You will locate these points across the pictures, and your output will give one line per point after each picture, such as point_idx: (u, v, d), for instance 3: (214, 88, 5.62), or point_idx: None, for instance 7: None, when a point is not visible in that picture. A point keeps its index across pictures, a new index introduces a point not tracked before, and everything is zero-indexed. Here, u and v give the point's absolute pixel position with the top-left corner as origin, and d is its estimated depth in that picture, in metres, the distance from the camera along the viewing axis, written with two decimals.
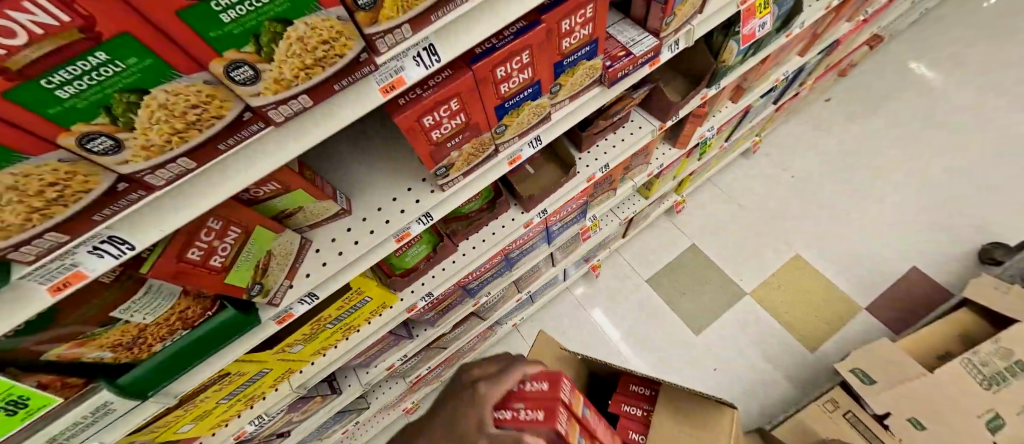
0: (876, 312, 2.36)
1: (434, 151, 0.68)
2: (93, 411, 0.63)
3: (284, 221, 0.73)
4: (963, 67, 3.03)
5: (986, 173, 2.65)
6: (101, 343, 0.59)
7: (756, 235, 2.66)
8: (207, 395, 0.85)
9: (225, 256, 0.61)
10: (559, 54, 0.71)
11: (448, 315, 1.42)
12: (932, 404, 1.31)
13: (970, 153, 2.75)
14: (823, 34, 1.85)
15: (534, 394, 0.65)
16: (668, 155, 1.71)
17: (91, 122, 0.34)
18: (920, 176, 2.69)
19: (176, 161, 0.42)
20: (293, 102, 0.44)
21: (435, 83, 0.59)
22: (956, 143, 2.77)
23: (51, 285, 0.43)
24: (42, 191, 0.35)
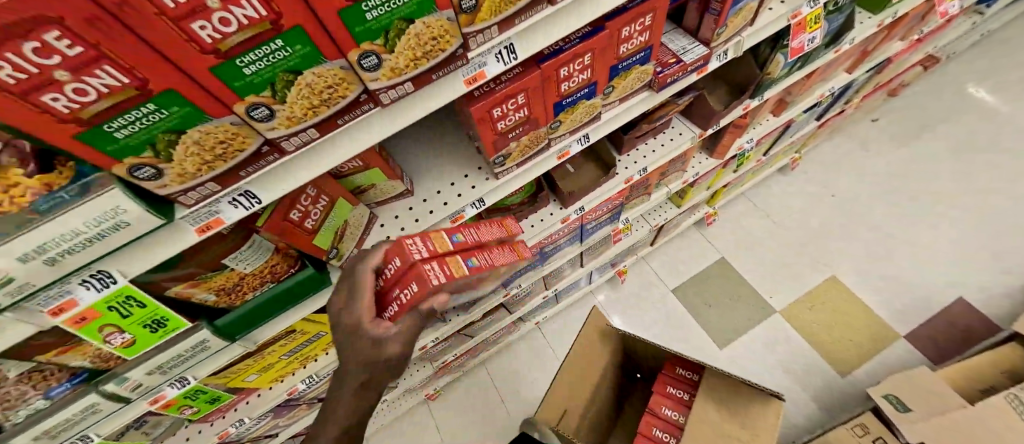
0: (915, 340, 2.29)
1: (497, 141, 0.75)
2: (193, 346, 0.74)
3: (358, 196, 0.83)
4: None
5: None
6: (210, 286, 0.69)
7: (797, 255, 2.61)
8: (274, 348, 0.95)
9: (316, 220, 0.70)
10: (616, 59, 0.78)
11: (479, 303, 1.48)
12: (974, 438, 1.28)
13: None
14: (873, 52, 1.83)
15: (394, 274, 0.62)
16: (704, 164, 1.74)
17: (259, 95, 0.43)
18: (986, 205, 2.60)
19: (306, 131, 0.51)
20: (399, 87, 0.53)
21: (507, 78, 0.67)
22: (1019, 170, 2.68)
23: (197, 226, 0.54)
24: (214, 146, 0.45)
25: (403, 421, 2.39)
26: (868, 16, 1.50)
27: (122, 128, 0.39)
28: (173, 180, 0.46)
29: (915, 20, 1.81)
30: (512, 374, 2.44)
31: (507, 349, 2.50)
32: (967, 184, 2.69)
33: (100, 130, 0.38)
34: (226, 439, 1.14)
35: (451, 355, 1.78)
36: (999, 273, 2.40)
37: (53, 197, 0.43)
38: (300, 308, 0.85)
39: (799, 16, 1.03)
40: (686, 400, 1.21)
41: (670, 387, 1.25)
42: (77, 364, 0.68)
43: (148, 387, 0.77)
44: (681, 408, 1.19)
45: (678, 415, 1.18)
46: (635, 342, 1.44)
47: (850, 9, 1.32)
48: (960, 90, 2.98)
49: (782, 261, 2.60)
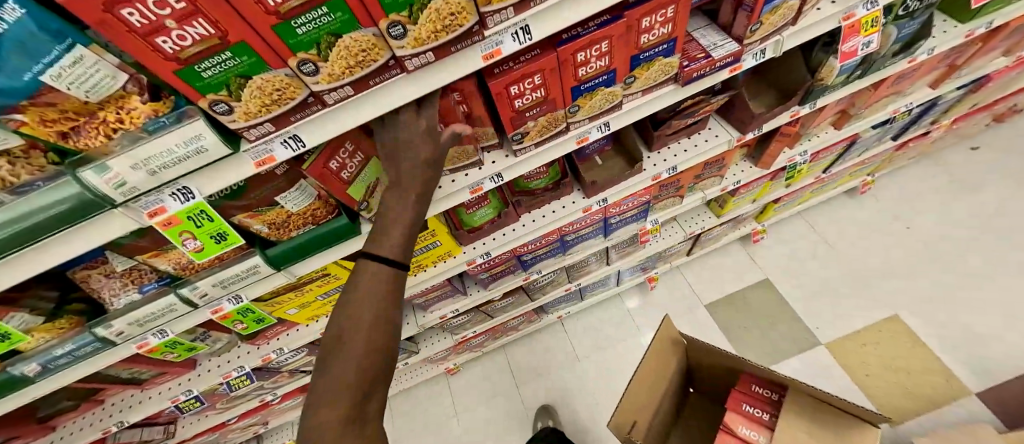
0: (991, 401, 1.98)
1: (514, 118, 0.84)
2: (247, 269, 0.89)
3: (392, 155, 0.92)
4: None
5: None
6: (263, 219, 0.83)
7: (852, 284, 2.41)
8: (311, 286, 1.09)
9: (352, 172, 0.82)
10: (637, 48, 0.82)
11: (500, 281, 1.57)
12: None
13: None
14: (964, 67, 1.61)
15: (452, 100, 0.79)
16: (747, 173, 1.68)
17: (306, 52, 0.54)
18: None
19: (343, 88, 0.61)
20: (422, 56, 0.62)
21: (526, 59, 0.74)
22: None
23: (256, 161, 0.67)
24: (272, 92, 0.57)
25: (426, 391, 2.56)
26: (954, 25, 1.35)
27: (208, 69, 0.51)
28: (238, 117, 0.59)
29: (1020, 34, 1.58)
30: (531, 362, 2.51)
31: (528, 338, 2.56)
32: None
33: (192, 70, 0.50)
34: (269, 364, 1.33)
35: (471, 330, 1.90)
36: None
37: (157, 122, 0.57)
38: (330, 254, 0.98)
39: (851, 18, 0.97)
40: (766, 419, 1.33)
41: (745, 405, 1.36)
42: (164, 267, 0.86)
43: (211, 298, 0.93)
44: (761, 428, 1.31)
45: (756, 434, 1.30)
46: (704, 354, 1.51)
47: (928, 14, 1.19)
48: None
49: (834, 290, 2.41)
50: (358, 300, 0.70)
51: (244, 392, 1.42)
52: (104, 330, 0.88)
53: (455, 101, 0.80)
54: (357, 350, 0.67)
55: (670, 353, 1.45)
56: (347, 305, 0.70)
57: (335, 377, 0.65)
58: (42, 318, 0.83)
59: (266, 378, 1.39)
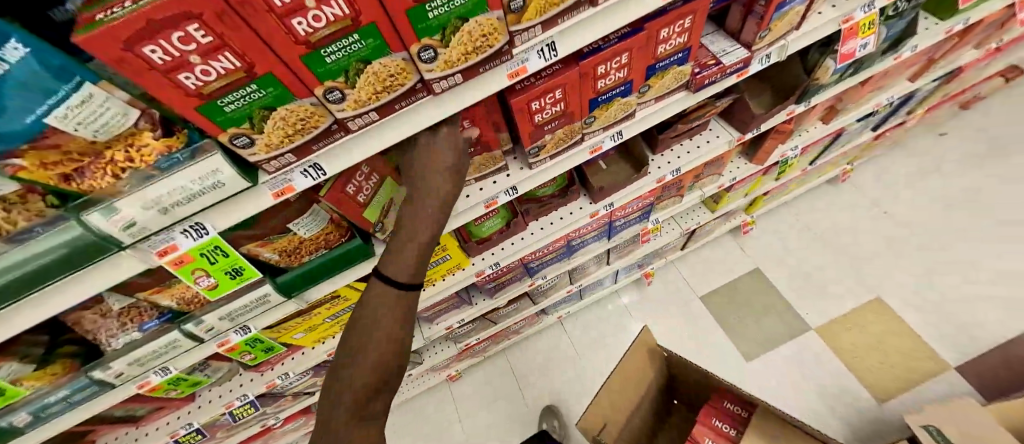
0: (968, 374, 2.10)
1: (534, 132, 0.83)
2: (256, 299, 0.85)
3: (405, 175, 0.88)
4: None
5: None
6: (275, 247, 0.79)
7: (837, 269, 2.49)
8: (321, 310, 1.06)
9: (368, 195, 0.80)
10: (654, 58, 0.81)
11: (505, 289, 1.57)
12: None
13: None
14: (941, 61, 1.69)
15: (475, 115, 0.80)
16: (743, 169, 1.72)
17: (334, 80, 0.51)
18: None
19: (369, 114, 0.59)
20: (450, 78, 0.59)
21: (547, 74, 0.73)
22: None
23: (274, 191, 0.63)
24: (295, 122, 0.54)
25: (427, 400, 2.53)
26: (935, 22, 1.41)
27: (231, 103, 0.48)
28: (259, 149, 0.55)
29: (991, 28, 1.66)
30: (532, 364, 2.51)
31: (527, 339, 2.56)
32: None
33: (215, 104, 0.47)
34: (273, 389, 1.29)
35: (475, 337, 1.89)
36: None
37: (171, 158, 0.53)
38: (342, 277, 0.94)
39: (850, 21, 1.00)
40: (730, 434, 1.30)
41: (713, 419, 1.33)
42: (166, 303, 0.81)
43: (218, 331, 0.89)
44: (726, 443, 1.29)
45: None
46: (680, 366, 1.47)
47: (915, 14, 1.23)
48: None
49: (820, 276, 2.49)
50: (383, 305, 0.71)
51: (246, 420, 1.36)
52: (101, 373, 0.82)
53: (480, 113, 0.80)
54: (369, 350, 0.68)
55: (649, 364, 1.41)
56: (371, 313, 0.71)
57: (355, 379, 0.67)
58: (32, 366, 0.76)
59: (270, 403, 1.34)
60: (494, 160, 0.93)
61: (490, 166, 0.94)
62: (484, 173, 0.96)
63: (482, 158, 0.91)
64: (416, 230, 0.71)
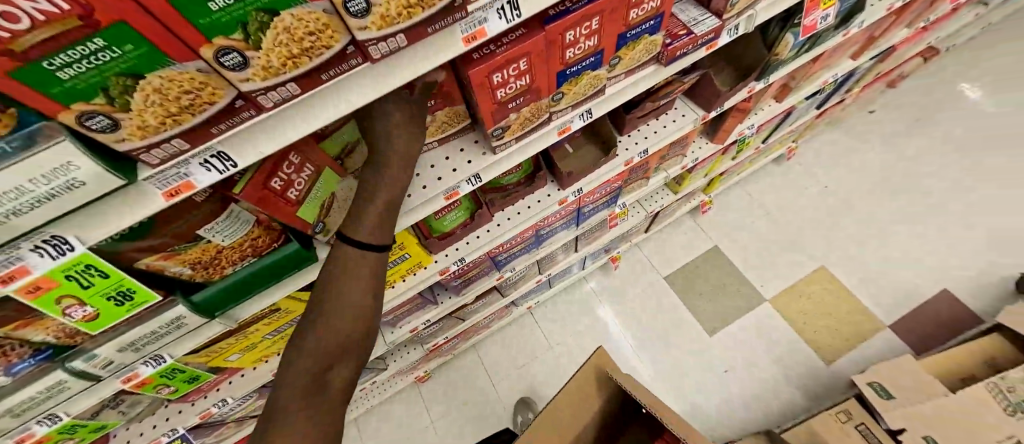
0: (900, 331, 2.26)
1: (496, 110, 0.73)
2: (168, 323, 0.69)
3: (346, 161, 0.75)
4: None
5: None
6: (184, 260, 0.63)
7: (789, 242, 2.57)
8: (258, 326, 0.93)
9: (300, 190, 0.66)
10: (626, 26, 0.73)
11: (473, 285, 1.49)
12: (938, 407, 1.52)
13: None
14: (880, 38, 1.74)
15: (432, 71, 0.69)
16: (704, 149, 1.73)
17: (229, 37, 0.38)
18: (988, 190, 2.53)
19: (286, 85, 0.46)
20: (391, 39, 0.48)
21: (509, 40, 0.63)
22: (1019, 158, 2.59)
23: (165, 191, 0.49)
24: (179, 96, 0.40)
25: (394, 405, 2.40)
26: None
27: (66, 67, 0.32)
28: (131, 135, 0.41)
29: (923, 6, 1.73)
30: (502, 358, 2.43)
31: (496, 332, 2.49)
32: (970, 171, 2.60)
33: (39, 68, 0.31)
34: (209, 418, 1.14)
35: (442, 337, 1.78)
36: (995, 257, 2.35)
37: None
38: (278, 286, 0.81)
39: None
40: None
41: None
42: (40, 339, 0.63)
43: (120, 365, 0.73)
44: None
45: None
46: None
47: None
48: (968, 74, 2.87)
49: (772, 249, 2.56)
50: (353, 271, 0.63)
51: None
52: None
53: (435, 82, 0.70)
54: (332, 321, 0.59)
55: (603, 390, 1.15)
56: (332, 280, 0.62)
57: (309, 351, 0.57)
58: None
59: (207, 433, 1.18)
60: (458, 116, 0.83)
61: (455, 124, 0.84)
62: (446, 135, 0.87)
63: (445, 114, 0.80)
64: (362, 223, 0.64)
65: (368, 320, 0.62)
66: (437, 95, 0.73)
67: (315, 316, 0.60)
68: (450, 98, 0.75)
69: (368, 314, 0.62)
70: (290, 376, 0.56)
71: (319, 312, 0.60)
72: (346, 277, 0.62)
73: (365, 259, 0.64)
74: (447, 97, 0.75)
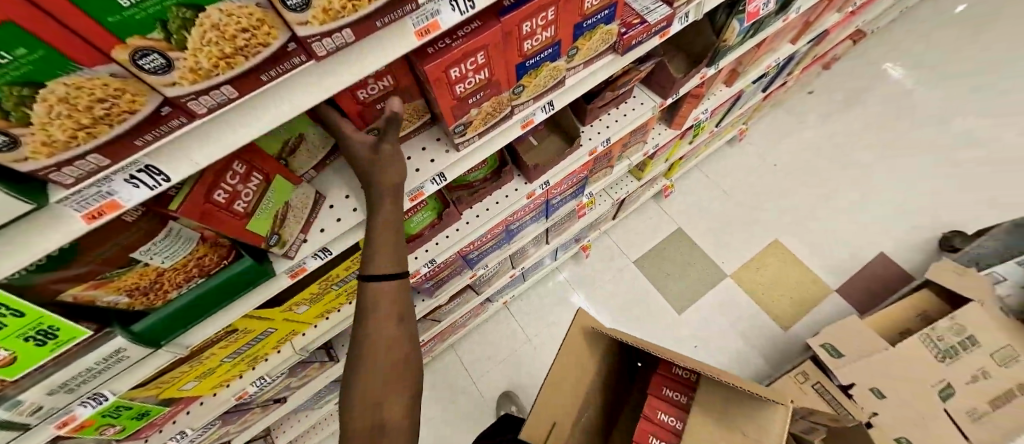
0: (846, 294, 2.44)
1: (456, 106, 0.70)
2: (106, 357, 0.62)
3: (288, 160, 0.72)
4: (946, 53, 3.06)
5: (967, 155, 2.74)
6: (117, 287, 0.57)
7: (744, 219, 2.70)
8: (214, 350, 0.87)
9: (248, 202, 0.61)
10: (581, 15, 0.72)
11: (445, 286, 1.49)
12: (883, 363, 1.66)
13: (954, 144, 2.79)
14: (815, 23, 1.85)
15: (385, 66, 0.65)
16: (663, 135, 1.78)
17: (147, 36, 0.33)
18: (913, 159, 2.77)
19: (221, 88, 0.41)
20: (336, 35, 0.44)
21: (465, 33, 0.60)
22: (939, 127, 2.84)
23: (85, 213, 0.43)
24: (93, 106, 0.35)
25: None
26: None
27: None
28: (35, 153, 0.35)
29: None
30: (481, 355, 2.42)
31: (472, 331, 2.47)
32: (899, 143, 2.82)
33: None
34: None
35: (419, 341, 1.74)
36: (923, 219, 2.57)
37: None
38: (233, 307, 0.76)
39: None
40: (679, 430, 0.96)
41: (665, 389, 1.03)
42: None
43: (52, 408, 0.65)
44: (679, 413, 0.98)
45: (676, 421, 0.97)
46: None
47: None
48: (893, 53, 3.10)
49: (730, 227, 2.69)
50: (380, 303, 0.68)
51: None
52: None
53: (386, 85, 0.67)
54: (375, 355, 0.64)
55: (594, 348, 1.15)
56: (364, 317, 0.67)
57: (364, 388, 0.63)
58: None
59: None
60: (418, 112, 0.80)
61: (416, 119, 0.81)
62: (407, 131, 0.84)
63: (404, 111, 0.77)
64: (372, 257, 0.69)
65: (406, 342, 0.68)
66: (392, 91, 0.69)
67: (355, 360, 0.65)
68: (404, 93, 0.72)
69: (404, 337, 0.68)
70: (354, 409, 0.63)
71: (358, 349, 0.65)
72: (377, 311, 0.67)
73: (390, 290, 0.69)
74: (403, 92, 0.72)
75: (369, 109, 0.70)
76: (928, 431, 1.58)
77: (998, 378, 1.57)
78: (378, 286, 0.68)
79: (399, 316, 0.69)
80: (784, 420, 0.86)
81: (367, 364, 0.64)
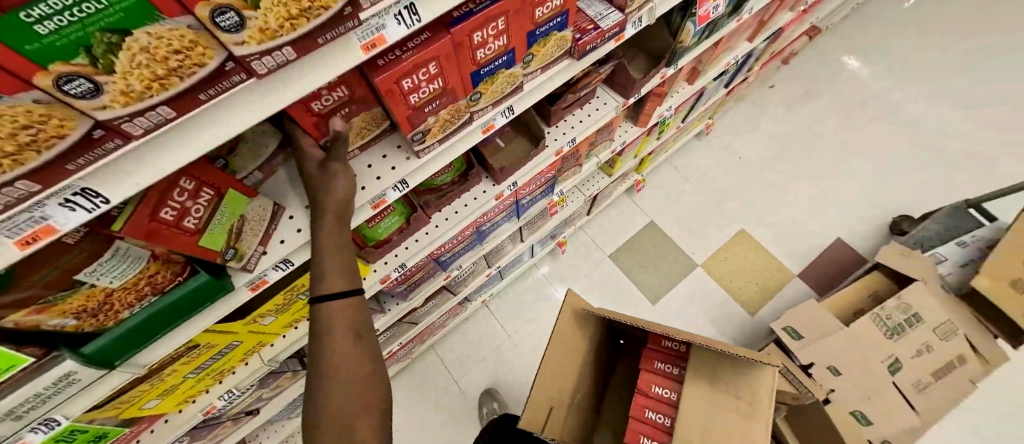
0: (807, 278, 2.57)
1: (412, 115, 0.71)
2: (57, 381, 0.59)
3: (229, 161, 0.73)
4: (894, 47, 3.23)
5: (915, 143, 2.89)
6: (64, 310, 0.55)
7: (712, 211, 2.80)
8: (174, 367, 0.85)
9: (199, 218, 0.60)
10: (532, 24, 0.74)
11: (419, 289, 1.50)
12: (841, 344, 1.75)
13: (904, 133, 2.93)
14: (770, 21, 1.92)
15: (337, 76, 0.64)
16: (630, 132, 1.83)
17: (71, 63, 0.33)
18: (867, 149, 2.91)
19: (157, 109, 0.41)
20: (277, 53, 0.44)
21: (415, 45, 0.61)
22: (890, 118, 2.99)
23: (17, 239, 0.41)
24: (16, 134, 0.34)
25: None
26: None
27: None
28: None
29: None
30: (461, 354, 2.43)
31: (452, 331, 2.48)
32: (853, 133, 2.96)
33: None
34: None
35: (396, 344, 1.74)
36: (876, 205, 2.72)
37: None
38: (191, 323, 0.74)
39: None
40: (675, 399, 0.99)
41: (656, 361, 1.05)
42: None
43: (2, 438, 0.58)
44: (673, 384, 1.01)
45: (670, 392, 1.00)
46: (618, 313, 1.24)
47: None
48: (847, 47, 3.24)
49: (700, 219, 2.77)
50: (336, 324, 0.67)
51: None
52: None
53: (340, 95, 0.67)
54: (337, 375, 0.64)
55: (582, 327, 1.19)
56: (322, 338, 0.66)
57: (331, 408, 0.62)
58: None
59: None
60: (377, 120, 0.80)
61: (375, 127, 0.81)
62: (367, 140, 0.84)
63: (362, 120, 0.77)
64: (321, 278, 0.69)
65: (368, 358, 0.68)
66: (346, 101, 0.69)
67: (313, 382, 0.64)
68: (359, 103, 0.72)
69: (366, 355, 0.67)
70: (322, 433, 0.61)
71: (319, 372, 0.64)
72: (335, 331, 0.67)
73: (345, 309, 0.69)
74: (359, 102, 0.71)
75: (324, 121, 0.70)
76: (879, 404, 1.70)
77: (939, 352, 1.70)
78: (330, 306, 0.68)
79: (357, 340, 0.69)
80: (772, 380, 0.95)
81: (331, 386, 0.63)
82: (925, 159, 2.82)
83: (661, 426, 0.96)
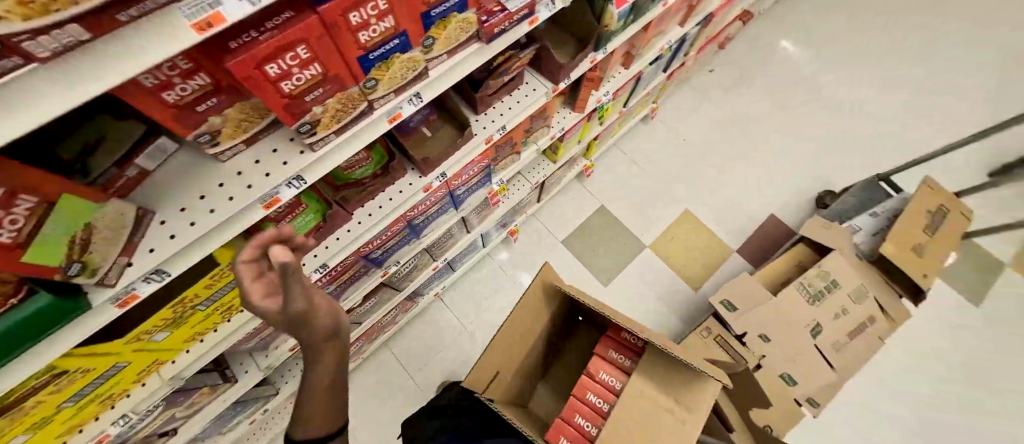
0: (744, 253, 2.72)
1: (290, 105, 0.65)
2: None
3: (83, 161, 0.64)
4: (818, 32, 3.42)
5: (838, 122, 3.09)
6: None
7: (657, 193, 2.87)
8: (39, 399, 0.74)
9: (18, 230, 0.50)
10: (425, 5, 0.69)
11: (352, 288, 1.43)
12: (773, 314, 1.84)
13: (828, 113, 3.12)
14: (699, 6, 1.96)
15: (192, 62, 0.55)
16: (568, 118, 1.82)
17: None
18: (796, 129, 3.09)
19: None
20: (55, 31, 0.36)
21: (275, 25, 0.54)
22: (815, 98, 3.18)
23: None
24: None
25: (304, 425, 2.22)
26: None
27: None
28: None
29: None
30: (414, 349, 2.38)
31: (405, 326, 2.41)
32: (784, 114, 3.13)
33: None
34: None
35: None
36: (804, 181, 2.91)
37: None
38: (40, 351, 0.63)
39: None
40: (617, 388, 1.14)
41: (610, 351, 1.19)
42: None
43: None
44: (619, 374, 1.16)
45: (614, 381, 1.15)
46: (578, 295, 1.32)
47: None
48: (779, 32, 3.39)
49: (646, 201, 2.85)
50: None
51: None
52: None
53: (200, 84, 0.58)
54: None
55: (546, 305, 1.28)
56: None
57: None
58: None
59: None
60: (259, 111, 0.72)
61: (258, 119, 0.73)
62: (253, 133, 0.76)
63: (239, 111, 0.68)
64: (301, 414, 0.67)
65: None
66: (211, 91, 0.60)
67: None
68: (229, 94, 0.63)
69: None
70: None
71: None
72: None
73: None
74: (230, 90, 0.62)
75: (188, 113, 0.60)
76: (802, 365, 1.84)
77: (854, 313, 1.87)
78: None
79: None
80: (714, 392, 1.06)
81: None
82: (879, 146, 2.99)
83: (601, 410, 1.11)
